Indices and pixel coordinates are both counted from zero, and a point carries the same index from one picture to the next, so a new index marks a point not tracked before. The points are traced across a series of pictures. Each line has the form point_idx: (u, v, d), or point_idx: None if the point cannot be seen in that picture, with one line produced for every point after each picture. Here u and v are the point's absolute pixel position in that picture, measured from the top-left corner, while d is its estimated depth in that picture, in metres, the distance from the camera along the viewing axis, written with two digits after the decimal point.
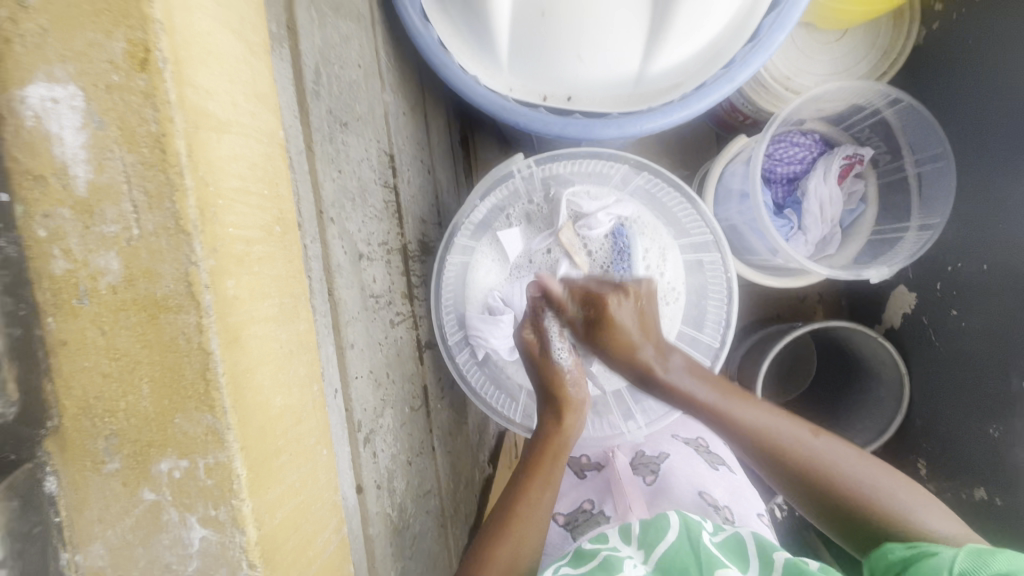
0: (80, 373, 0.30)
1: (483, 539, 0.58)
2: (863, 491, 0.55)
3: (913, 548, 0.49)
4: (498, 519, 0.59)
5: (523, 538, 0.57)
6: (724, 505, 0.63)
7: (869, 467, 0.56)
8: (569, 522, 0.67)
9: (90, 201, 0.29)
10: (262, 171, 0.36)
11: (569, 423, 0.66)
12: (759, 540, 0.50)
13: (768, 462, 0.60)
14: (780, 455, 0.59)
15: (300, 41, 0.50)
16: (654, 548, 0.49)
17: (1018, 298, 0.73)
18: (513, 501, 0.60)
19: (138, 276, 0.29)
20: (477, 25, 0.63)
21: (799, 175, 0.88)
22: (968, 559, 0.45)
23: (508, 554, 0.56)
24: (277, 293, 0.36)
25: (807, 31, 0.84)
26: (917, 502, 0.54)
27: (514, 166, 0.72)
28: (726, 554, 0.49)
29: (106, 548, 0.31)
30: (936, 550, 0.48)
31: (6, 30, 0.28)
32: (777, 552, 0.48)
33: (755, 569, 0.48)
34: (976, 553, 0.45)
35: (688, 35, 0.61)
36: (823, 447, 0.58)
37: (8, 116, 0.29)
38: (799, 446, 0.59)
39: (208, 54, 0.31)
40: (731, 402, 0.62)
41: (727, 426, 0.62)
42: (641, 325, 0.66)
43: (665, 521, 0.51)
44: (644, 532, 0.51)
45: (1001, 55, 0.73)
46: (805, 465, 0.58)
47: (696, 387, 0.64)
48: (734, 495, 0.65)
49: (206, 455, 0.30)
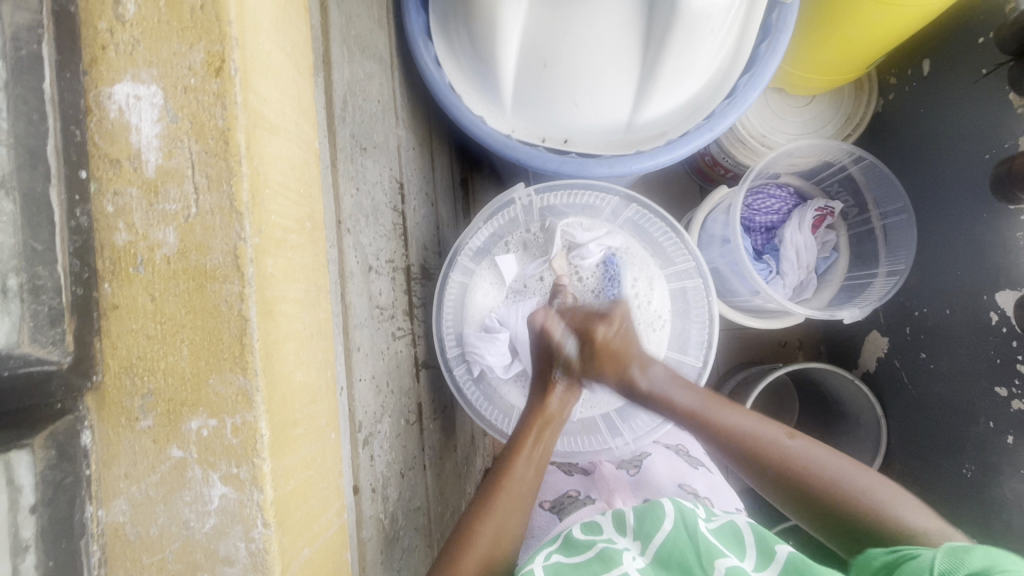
0: (128, 334, 0.34)
1: (467, 516, 0.61)
2: (843, 489, 0.57)
3: (895, 553, 0.48)
4: (484, 494, 0.62)
5: (508, 513, 0.61)
6: (704, 495, 0.66)
7: (841, 464, 0.58)
8: (555, 506, 0.70)
9: (157, 181, 0.34)
10: (300, 173, 0.40)
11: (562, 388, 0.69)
12: (758, 531, 0.51)
13: (745, 464, 0.62)
14: (758, 458, 0.61)
15: (332, 74, 0.56)
16: (651, 539, 0.51)
17: (980, 340, 0.78)
18: (498, 476, 0.64)
19: (191, 249, 0.33)
20: (487, 72, 0.71)
21: (777, 225, 0.94)
22: (945, 558, 0.43)
23: (493, 527, 0.59)
24: (304, 280, 0.39)
25: (778, 96, 0.94)
26: (891, 495, 0.56)
27: (514, 195, 0.77)
28: (723, 541, 0.49)
29: (129, 504, 0.35)
30: (916, 553, 0.46)
31: (104, 39, 0.34)
32: (779, 544, 0.48)
33: (753, 556, 0.48)
34: (951, 551, 0.43)
35: (672, 89, 0.69)
36: (798, 447, 0.60)
37: (95, 108, 0.34)
38: (775, 447, 0.61)
39: (268, 69, 0.36)
40: (713, 407, 0.65)
41: (707, 431, 0.64)
42: (624, 343, 0.68)
43: (662, 511, 0.52)
44: (641, 521, 0.53)
45: (952, 123, 0.83)
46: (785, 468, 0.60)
47: (677, 392, 0.66)
48: (714, 489, 0.68)
49: (234, 414, 0.33)
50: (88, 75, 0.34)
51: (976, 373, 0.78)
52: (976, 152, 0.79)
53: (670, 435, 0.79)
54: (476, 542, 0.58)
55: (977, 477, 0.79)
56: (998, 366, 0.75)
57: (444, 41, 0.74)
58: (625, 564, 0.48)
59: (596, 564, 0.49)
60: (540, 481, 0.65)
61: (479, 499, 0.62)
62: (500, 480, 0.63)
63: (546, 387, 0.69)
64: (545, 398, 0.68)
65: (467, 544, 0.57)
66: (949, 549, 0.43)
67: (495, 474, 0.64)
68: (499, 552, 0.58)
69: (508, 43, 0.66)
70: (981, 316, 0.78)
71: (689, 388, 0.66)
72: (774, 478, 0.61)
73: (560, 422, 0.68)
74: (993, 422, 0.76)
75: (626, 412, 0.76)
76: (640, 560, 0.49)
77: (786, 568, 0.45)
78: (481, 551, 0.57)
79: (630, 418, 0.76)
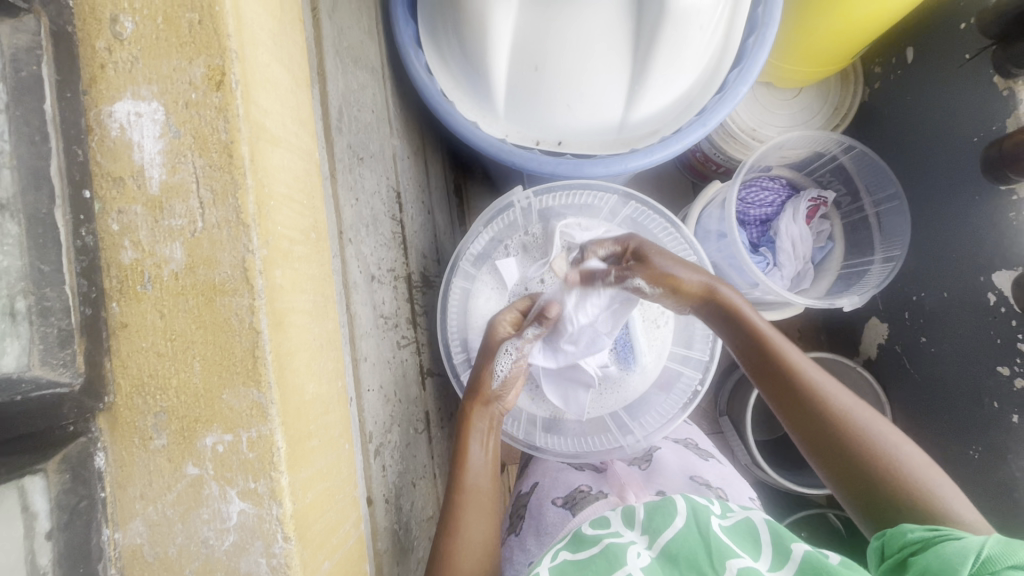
0: (138, 353, 0.34)
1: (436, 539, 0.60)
2: (892, 462, 0.54)
3: (935, 531, 0.45)
4: (444, 518, 0.61)
5: (472, 528, 0.60)
6: (716, 486, 0.67)
7: (898, 439, 0.55)
8: (567, 502, 0.69)
9: (161, 198, 0.34)
10: (303, 183, 0.40)
11: (495, 392, 0.69)
12: (773, 528, 0.50)
13: (792, 406, 0.59)
14: (812, 402, 0.58)
15: (327, 85, 0.56)
16: (661, 534, 0.51)
17: (980, 321, 0.79)
18: (453, 494, 0.62)
19: (199, 263, 0.33)
20: (478, 78, 0.71)
21: (771, 217, 0.95)
22: (998, 545, 0.40)
23: (459, 549, 0.58)
24: (312, 291, 0.39)
25: (766, 90, 0.95)
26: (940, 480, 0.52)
27: (514, 198, 0.79)
28: (737, 540, 0.49)
29: (145, 525, 0.35)
30: (960, 536, 0.43)
31: (102, 58, 0.34)
32: (795, 544, 0.47)
33: (768, 554, 0.48)
34: (1004, 541, 0.41)
35: (663, 88, 0.69)
36: (856, 409, 0.57)
37: (97, 128, 0.34)
38: (834, 399, 0.57)
39: (267, 82, 0.36)
40: (779, 339, 0.61)
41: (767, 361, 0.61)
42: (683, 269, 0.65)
43: (673, 508, 0.52)
44: (651, 517, 0.53)
45: (940, 107, 0.84)
46: (834, 421, 0.56)
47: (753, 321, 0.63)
48: (726, 480, 0.69)
49: (249, 428, 0.33)
50: (88, 94, 0.34)
51: (979, 354, 0.79)
52: (964, 136, 0.80)
53: (678, 429, 0.80)
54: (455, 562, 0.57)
55: (984, 458, 0.79)
56: (999, 347, 0.76)
57: (434, 48, 0.74)
58: (629, 563, 0.48)
59: (601, 562, 0.49)
60: (497, 487, 0.65)
61: (442, 517, 0.61)
62: (460, 494, 0.62)
63: (474, 395, 0.68)
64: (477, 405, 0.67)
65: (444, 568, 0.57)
66: (1002, 538, 0.41)
67: (454, 482, 0.63)
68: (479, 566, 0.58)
69: (499, 45, 0.66)
70: (978, 297, 0.79)
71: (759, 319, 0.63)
72: (813, 429, 0.58)
73: (495, 413, 0.69)
74: (998, 402, 0.77)
75: (635, 410, 0.77)
76: (645, 557, 0.49)
77: (800, 569, 0.45)
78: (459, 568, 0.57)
79: (640, 417, 0.77)
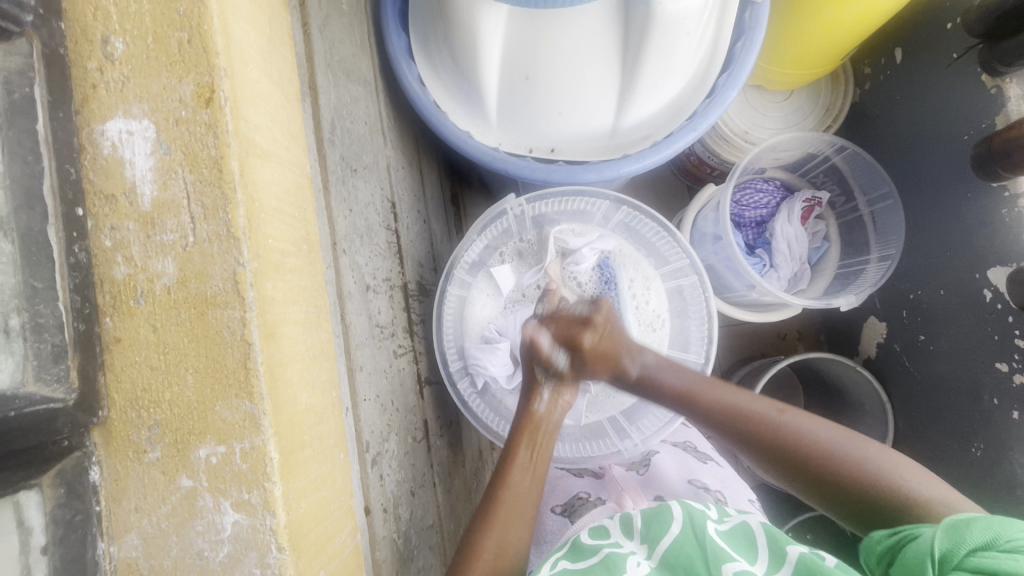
0: (132, 366, 0.35)
1: (470, 532, 0.59)
2: (842, 464, 0.56)
3: (897, 535, 0.46)
4: (482, 511, 0.61)
5: (509, 525, 0.59)
6: (715, 489, 0.67)
7: (839, 436, 0.58)
8: (565, 509, 0.70)
9: (153, 214, 0.34)
10: (294, 196, 0.41)
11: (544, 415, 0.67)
12: (769, 530, 0.50)
13: (741, 442, 0.62)
14: (753, 433, 0.61)
15: (319, 99, 0.57)
16: (659, 543, 0.51)
17: (978, 318, 0.79)
18: (497, 489, 0.62)
19: (191, 277, 0.34)
20: (469, 88, 0.71)
21: (766, 219, 0.95)
22: (947, 536, 0.42)
23: (494, 545, 0.58)
24: (304, 302, 0.40)
25: (757, 93, 0.96)
26: (888, 462, 0.55)
27: (506, 206, 0.79)
28: (733, 545, 0.49)
29: (140, 538, 0.35)
30: (918, 533, 0.45)
31: (94, 78, 0.34)
32: (790, 545, 0.47)
33: (764, 559, 0.47)
34: (953, 528, 0.43)
35: (653, 94, 0.70)
36: (792, 422, 0.60)
37: (90, 146, 0.35)
38: (768, 423, 0.60)
39: (257, 98, 0.36)
40: (700, 387, 0.65)
41: (698, 411, 0.64)
42: (612, 340, 0.67)
43: (669, 514, 0.52)
44: (649, 525, 0.52)
45: (930, 106, 0.84)
46: (781, 446, 0.59)
47: (667, 377, 0.66)
48: (725, 484, 0.69)
49: (242, 439, 0.33)
50: (81, 114, 0.35)
51: (977, 351, 0.79)
52: (954, 134, 0.81)
53: (677, 433, 0.80)
54: (482, 556, 0.57)
55: (986, 456, 0.78)
56: (996, 342, 0.76)
57: (425, 59, 0.75)
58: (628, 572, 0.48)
59: (600, 571, 0.49)
60: (540, 490, 0.64)
61: (481, 509, 0.61)
62: (502, 491, 0.61)
63: (531, 392, 0.68)
64: (530, 405, 0.67)
65: (472, 559, 0.56)
66: (949, 526, 0.43)
67: (497, 481, 0.63)
68: (504, 564, 0.57)
69: (488, 56, 0.67)
70: (975, 293, 0.79)
71: (675, 372, 0.66)
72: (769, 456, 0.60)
73: (551, 429, 0.67)
74: (997, 398, 0.76)
75: (632, 414, 0.77)
76: (644, 566, 0.49)
77: (797, 570, 0.45)
78: (487, 561, 0.56)
79: (636, 420, 0.77)
